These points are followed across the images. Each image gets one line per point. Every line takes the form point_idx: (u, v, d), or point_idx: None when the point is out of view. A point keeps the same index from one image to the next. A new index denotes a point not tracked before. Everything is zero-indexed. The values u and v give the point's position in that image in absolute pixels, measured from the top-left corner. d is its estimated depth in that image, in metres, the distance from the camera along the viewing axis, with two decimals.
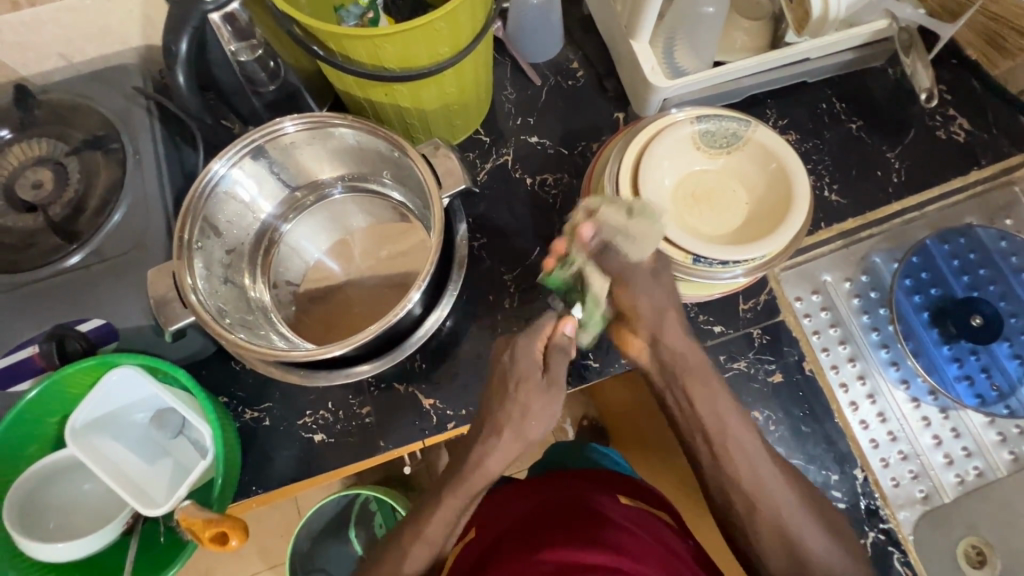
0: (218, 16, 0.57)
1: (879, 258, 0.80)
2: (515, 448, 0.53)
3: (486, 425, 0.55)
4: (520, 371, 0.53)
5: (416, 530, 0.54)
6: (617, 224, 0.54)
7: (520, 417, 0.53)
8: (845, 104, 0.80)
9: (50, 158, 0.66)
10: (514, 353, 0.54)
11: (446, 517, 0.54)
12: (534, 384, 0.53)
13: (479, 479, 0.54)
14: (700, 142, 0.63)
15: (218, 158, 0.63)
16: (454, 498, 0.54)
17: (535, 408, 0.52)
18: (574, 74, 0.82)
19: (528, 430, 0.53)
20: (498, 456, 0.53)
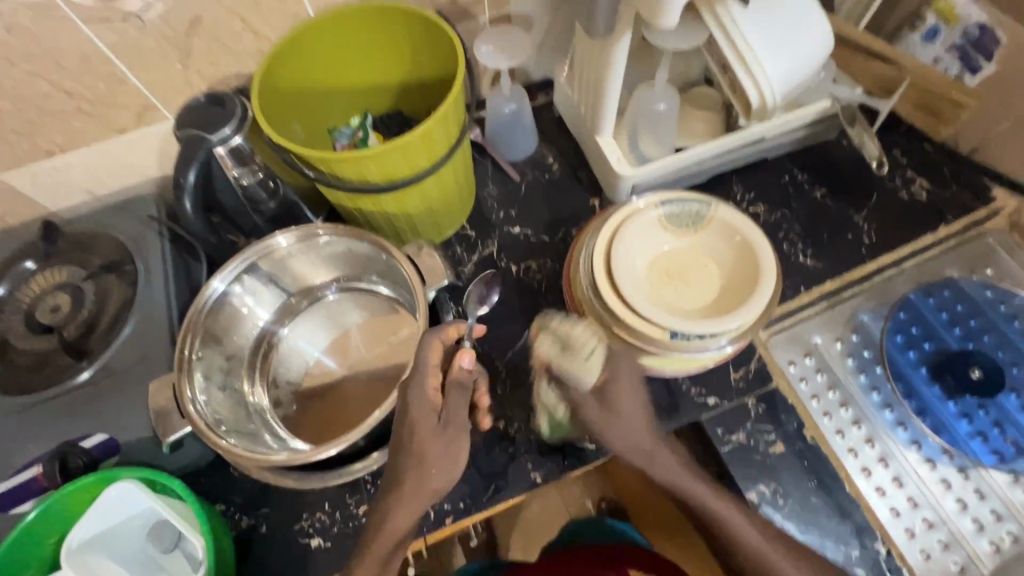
0: (223, 149, 0.65)
1: (866, 316, 0.80)
2: (418, 501, 0.56)
3: (399, 490, 0.55)
4: (416, 425, 0.56)
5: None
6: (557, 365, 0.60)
7: (425, 471, 0.55)
8: (807, 174, 0.85)
9: (69, 283, 0.71)
10: (409, 402, 0.57)
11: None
12: (430, 427, 0.56)
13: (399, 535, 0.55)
14: (666, 223, 0.67)
15: (217, 275, 0.68)
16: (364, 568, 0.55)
17: (433, 462, 0.56)
18: (550, 167, 0.89)
19: (428, 489, 0.56)
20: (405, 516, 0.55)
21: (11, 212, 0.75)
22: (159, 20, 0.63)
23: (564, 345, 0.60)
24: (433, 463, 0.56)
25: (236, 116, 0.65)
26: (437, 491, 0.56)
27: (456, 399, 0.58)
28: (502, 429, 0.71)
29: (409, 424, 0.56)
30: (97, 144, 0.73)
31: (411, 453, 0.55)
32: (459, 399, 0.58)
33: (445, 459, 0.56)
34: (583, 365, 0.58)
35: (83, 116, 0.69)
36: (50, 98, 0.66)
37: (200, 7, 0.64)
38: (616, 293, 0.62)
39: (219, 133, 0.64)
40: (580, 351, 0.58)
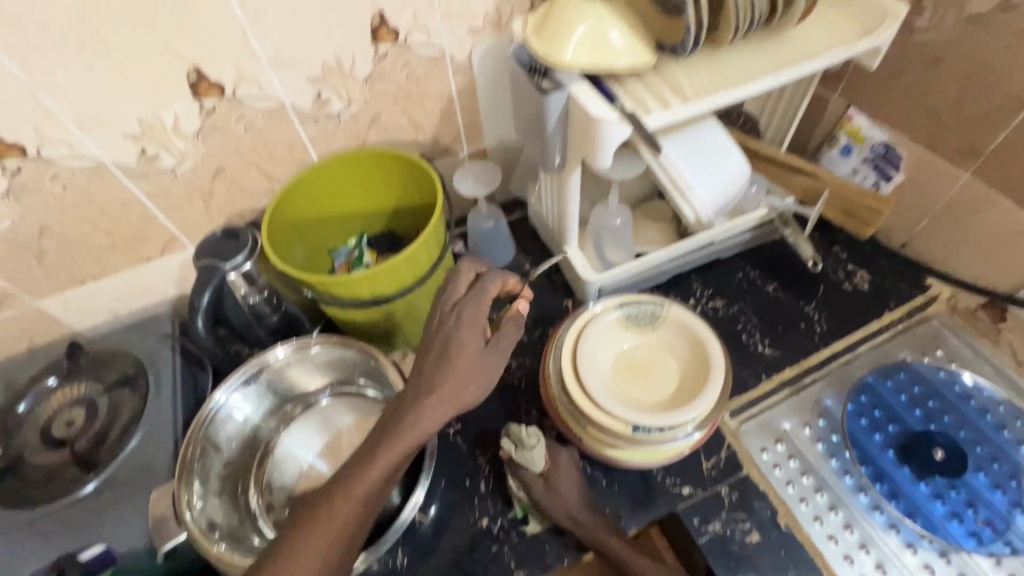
0: (235, 273, 0.75)
1: (830, 400, 0.84)
2: (445, 411, 0.58)
3: (431, 394, 0.57)
4: (464, 341, 0.61)
5: (343, 488, 0.55)
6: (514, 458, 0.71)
7: (461, 388, 0.59)
8: (758, 270, 0.95)
9: (86, 397, 0.78)
10: (462, 315, 0.63)
11: (385, 473, 0.55)
12: (474, 347, 0.61)
13: (419, 437, 0.56)
14: (626, 322, 0.74)
15: (218, 387, 0.75)
16: (378, 463, 0.55)
17: (471, 378, 0.60)
18: (526, 273, 0.99)
19: (460, 401, 0.59)
20: (434, 417, 0.57)
21: (41, 334, 0.84)
22: (188, 172, 0.76)
23: (518, 442, 0.70)
24: (462, 374, 0.59)
25: (248, 247, 0.75)
26: (465, 406, 0.59)
27: (509, 330, 0.65)
28: (486, 527, 0.74)
29: (457, 338, 0.61)
30: (125, 272, 0.83)
31: (449, 360, 0.59)
32: (511, 330, 0.65)
33: (473, 371, 0.60)
34: (533, 454, 0.69)
35: (116, 249, 0.80)
36: (90, 238, 0.77)
37: (224, 161, 0.77)
38: (584, 391, 0.68)
39: (232, 261, 0.74)
40: (529, 444, 0.69)
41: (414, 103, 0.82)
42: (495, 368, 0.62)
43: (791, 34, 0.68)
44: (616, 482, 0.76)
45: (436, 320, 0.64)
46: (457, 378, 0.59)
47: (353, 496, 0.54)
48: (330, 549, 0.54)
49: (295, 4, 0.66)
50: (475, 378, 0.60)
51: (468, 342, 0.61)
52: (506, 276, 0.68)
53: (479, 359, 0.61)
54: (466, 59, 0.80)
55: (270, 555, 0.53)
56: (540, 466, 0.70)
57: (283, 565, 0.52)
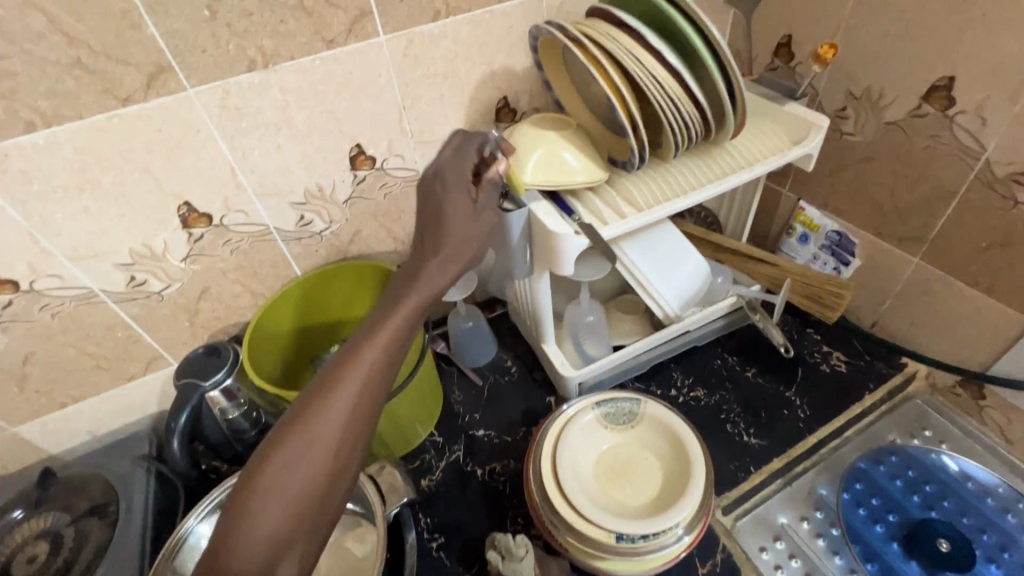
0: (216, 391, 0.76)
1: (825, 489, 0.82)
2: (448, 270, 0.58)
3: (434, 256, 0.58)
4: (452, 205, 0.60)
5: (358, 344, 0.50)
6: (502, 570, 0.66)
7: (460, 246, 0.59)
8: (736, 356, 0.96)
9: (52, 529, 0.75)
10: (447, 178, 0.61)
11: (401, 328, 0.52)
12: (464, 207, 0.61)
13: (430, 289, 0.56)
14: (605, 421, 0.74)
15: (192, 513, 0.70)
16: (390, 322, 0.52)
17: (464, 234, 0.59)
18: (508, 369, 1.00)
19: (458, 260, 0.58)
20: (445, 273, 0.57)
21: (15, 461, 0.82)
22: (176, 293, 0.79)
23: (508, 555, 0.66)
24: (459, 235, 0.59)
25: (228, 362, 0.76)
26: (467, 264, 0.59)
27: (491, 189, 0.65)
28: None
29: (446, 204, 0.60)
30: (106, 392, 0.83)
31: (443, 225, 0.59)
32: (491, 190, 0.65)
33: (468, 225, 0.60)
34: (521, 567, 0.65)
35: (99, 371, 0.81)
36: (74, 361, 0.78)
37: (210, 281, 0.80)
38: (575, 509, 0.65)
39: (212, 378, 0.75)
40: (519, 557, 0.65)
41: (392, 217, 0.88)
42: (490, 227, 0.62)
43: (731, 145, 0.76)
44: None
45: (423, 193, 0.62)
46: (456, 237, 0.59)
47: (370, 354, 0.49)
48: (353, 416, 0.47)
49: (279, 142, 0.72)
50: (472, 239, 0.60)
51: (459, 204, 0.60)
52: (488, 138, 0.67)
53: (474, 218, 0.61)
54: None
55: (282, 428, 0.46)
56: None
57: (301, 437, 0.45)
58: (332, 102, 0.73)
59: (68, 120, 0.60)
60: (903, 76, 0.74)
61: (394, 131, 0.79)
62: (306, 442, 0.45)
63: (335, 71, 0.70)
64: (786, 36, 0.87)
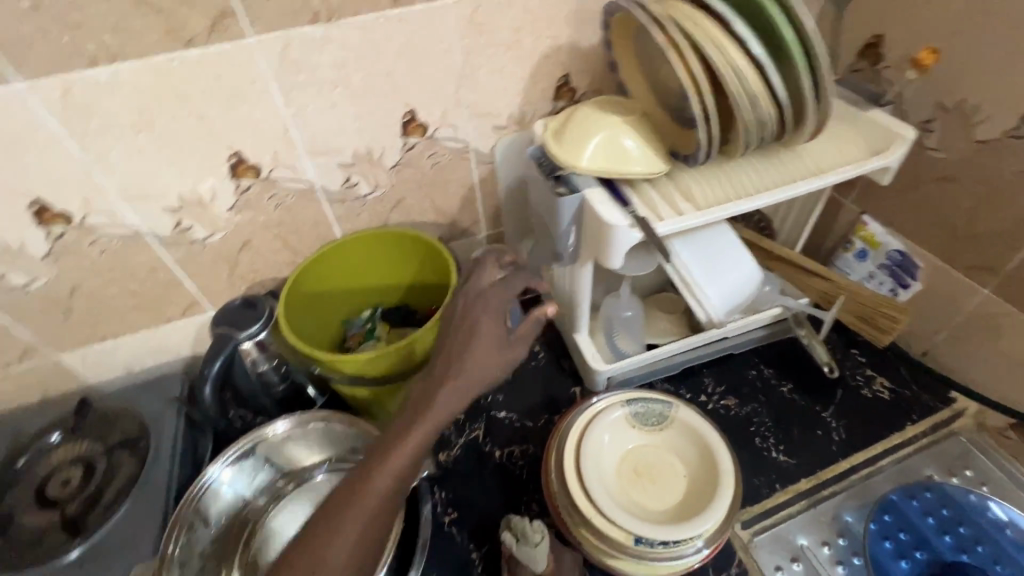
0: (250, 343, 0.77)
1: (850, 516, 0.79)
2: (462, 397, 0.58)
3: (451, 377, 0.58)
4: (476, 333, 0.62)
5: (377, 461, 0.55)
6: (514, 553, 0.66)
7: (477, 371, 0.59)
8: (772, 368, 0.92)
9: (86, 456, 0.78)
10: (484, 304, 0.65)
11: (411, 453, 0.55)
12: (489, 334, 0.62)
13: (438, 415, 0.56)
14: (633, 421, 0.72)
15: (215, 461, 0.73)
16: (405, 442, 0.55)
17: (485, 361, 0.60)
18: (536, 355, 0.98)
19: (475, 387, 0.59)
20: (455, 401, 0.57)
21: (55, 387, 0.85)
22: (218, 242, 0.80)
23: (524, 540, 0.64)
24: (483, 361, 0.60)
25: (263, 316, 0.77)
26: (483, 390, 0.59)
27: (529, 327, 0.64)
28: None
29: (471, 332, 0.62)
30: (145, 332, 0.86)
31: (464, 352, 0.60)
32: (530, 327, 0.64)
33: (495, 357, 0.61)
34: (536, 553, 0.64)
35: (138, 310, 0.83)
36: (116, 297, 0.80)
37: (251, 233, 0.81)
38: (592, 504, 0.64)
39: (247, 331, 0.76)
40: (534, 542, 0.64)
41: (437, 187, 0.86)
42: (514, 361, 0.62)
43: (801, 149, 0.71)
44: None
45: (458, 314, 0.65)
46: (480, 365, 0.60)
47: (386, 474, 0.54)
48: (365, 532, 0.52)
49: (333, 99, 0.71)
50: (491, 369, 0.60)
51: (489, 332, 0.62)
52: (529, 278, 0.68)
53: (500, 347, 0.62)
54: (489, 152, 0.85)
55: (312, 529, 0.53)
56: (541, 568, 0.64)
57: (322, 547, 0.51)
58: (390, 65, 0.71)
59: (130, 57, 0.60)
60: (1005, 92, 0.68)
61: (449, 100, 0.77)
62: (327, 547, 0.51)
63: (397, 31, 0.68)
64: (876, 36, 0.80)
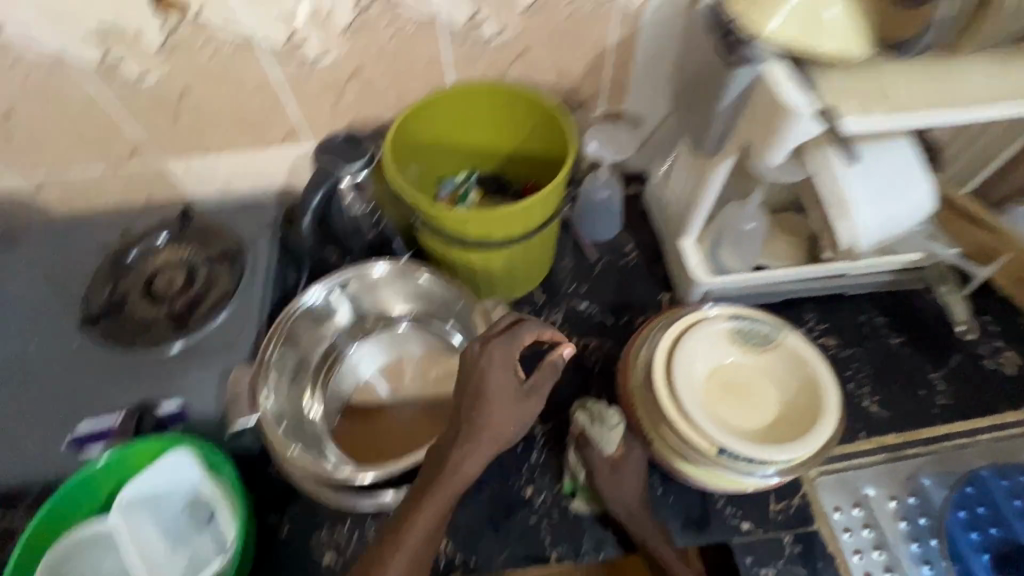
0: (347, 182, 0.74)
1: (928, 480, 0.75)
2: (490, 449, 0.58)
3: (475, 439, 0.57)
4: (493, 391, 0.58)
5: (403, 527, 0.56)
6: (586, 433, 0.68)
7: (498, 426, 0.58)
8: (886, 317, 0.84)
9: (188, 262, 0.81)
10: (493, 359, 0.59)
11: (438, 508, 0.56)
12: (509, 388, 0.59)
13: (460, 477, 0.57)
14: (734, 337, 0.68)
15: (317, 283, 0.75)
16: (432, 499, 0.56)
17: (506, 420, 0.58)
18: (627, 254, 0.93)
19: (501, 439, 0.58)
20: (479, 459, 0.57)
21: (158, 192, 0.87)
22: (329, 67, 0.74)
23: (599, 421, 0.67)
24: (505, 415, 0.58)
25: (366, 155, 0.74)
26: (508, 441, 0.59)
27: (547, 375, 0.62)
28: (528, 499, 0.72)
29: (486, 393, 0.58)
30: (245, 155, 0.85)
31: (481, 410, 0.57)
32: (547, 373, 0.62)
33: (517, 407, 0.59)
34: (609, 435, 0.66)
35: (242, 128, 0.80)
36: (222, 109, 0.77)
37: (364, 61, 0.74)
38: (678, 409, 0.62)
39: (349, 167, 0.73)
40: (609, 424, 0.66)
41: (567, 45, 0.76)
42: (533, 413, 0.61)
43: None
44: (672, 494, 0.71)
45: (466, 365, 0.60)
46: (504, 419, 0.58)
47: (418, 529, 0.56)
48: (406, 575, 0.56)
49: None
50: (511, 423, 0.59)
51: (508, 382, 0.59)
52: (542, 328, 0.64)
53: (516, 405, 0.59)
54: (637, 9, 0.73)
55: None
56: (610, 450, 0.67)
57: None
58: None
59: None
60: None
61: None
62: None
63: None
64: None
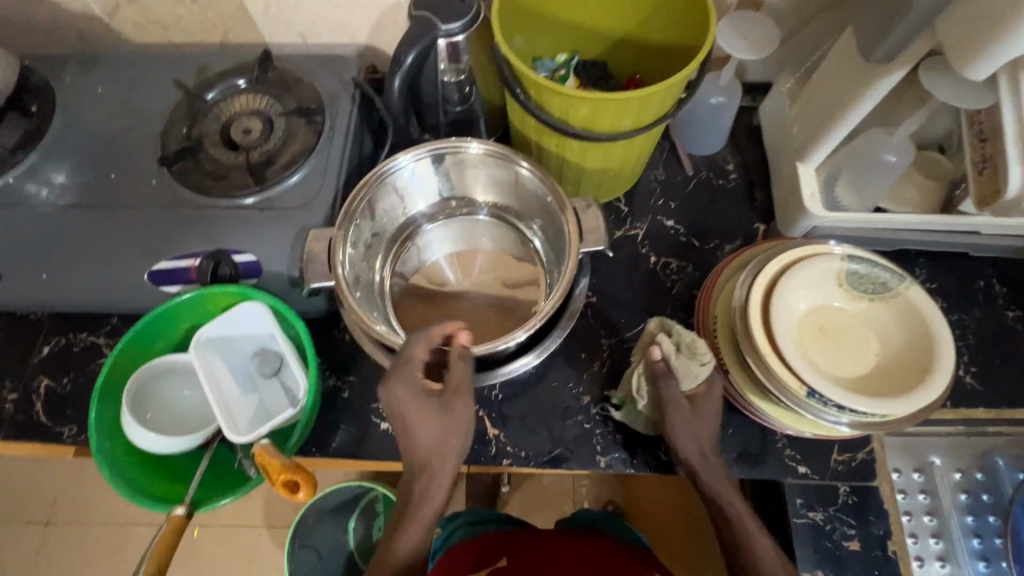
0: (445, 42, 0.66)
1: (1003, 461, 0.72)
2: (449, 473, 0.57)
3: (426, 470, 0.57)
4: (421, 426, 0.56)
5: (387, 555, 0.56)
6: (669, 362, 0.58)
7: (433, 448, 0.56)
8: (1005, 288, 0.76)
9: (265, 112, 0.77)
10: (401, 399, 0.56)
11: (418, 529, 0.56)
12: (432, 411, 0.56)
13: (429, 508, 0.57)
14: (846, 279, 0.61)
15: (405, 152, 0.69)
16: (411, 523, 0.56)
17: (442, 435, 0.56)
18: (726, 174, 0.84)
19: (452, 456, 0.57)
20: (438, 484, 0.57)
21: (238, 31, 0.81)
22: None
23: (688, 353, 0.57)
24: (435, 436, 0.56)
25: (468, 16, 0.65)
26: (462, 452, 0.58)
27: (462, 367, 0.58)
28: (584, 405, 0.71)
29: (415, 437, 0.56)
30: None
31: (417, 445, 0.56)
32: (460, 367, 0.58)
33: (442, 416, 0.57)
34: (696, 371, 0.57)
35: None
36: None
37: None
38: (771, 342, 0.58)
39: (448, 26, 0.64)
40: (699, 360, 0.57)
41: None
42: (469, 410, 0.58)
43: None
44: (732, 427, 0.68)
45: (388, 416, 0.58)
46: (437, 441, 0.56)
47: (403, 556, 0.56)
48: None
49: None
50: (450, 435, 0.57)
51: (422, 408, 0.56)
52: (430, 332, 0.58)
53: (444, 419, 0.57)
54: None
55: None
56: (688, 387, 0.58)
57: None
58: None
59: None
60: None
61: None
62: None
63: None
64: None
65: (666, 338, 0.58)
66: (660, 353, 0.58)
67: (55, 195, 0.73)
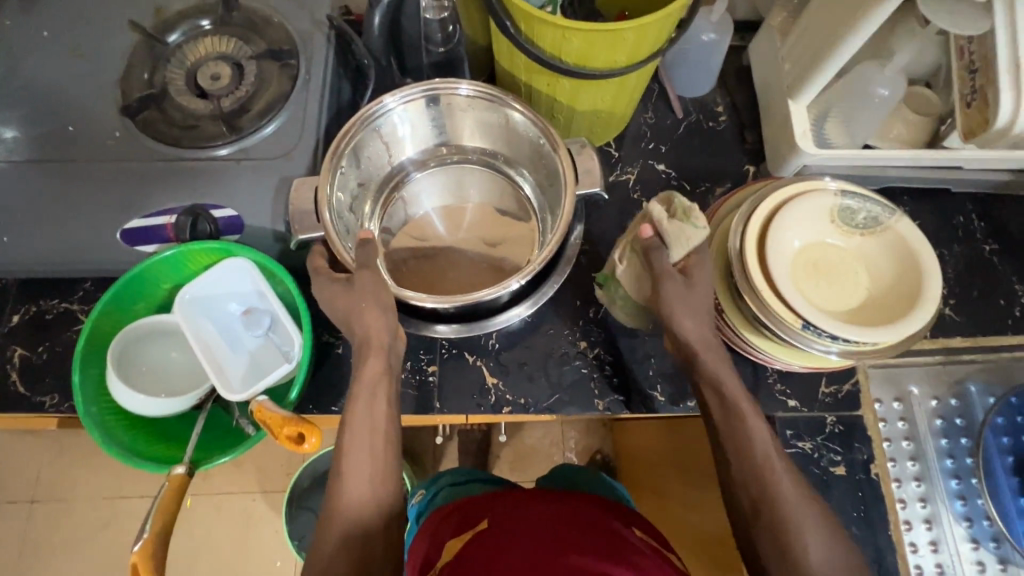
0: None
1: (975, 387, 0.76)
2: (384, 333, 0.56)
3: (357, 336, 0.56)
4: (339, 302, 0.58)
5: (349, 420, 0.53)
6: (662, 233, 0.55)
7: (356, 317, 0.56)
8: (983, 223, 0.78)
9: (233, 56, 0.71)
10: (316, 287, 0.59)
11: (369, 385, 0.54)
12: (341, 291, 0.58)
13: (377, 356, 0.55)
14: (838, 215, 0.62)
15: (394, 93, 0.65)
16: (364, 379, 0.55)
17: (360, 308, 0.56)
18: (716, 116, 0.83)
19: (378, 322, 0.56)
20: (366, 338, 0.56)
21: None
22: None
23: (682, 218, 0.55)
24: (350, 307, 0.57)
25: None
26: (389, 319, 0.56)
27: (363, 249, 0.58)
28: (580, 350, 0.71)
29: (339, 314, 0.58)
30: None
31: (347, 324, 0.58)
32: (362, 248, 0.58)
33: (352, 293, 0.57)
34: (690, 235, 0.55)
35: None
36: None
37: None
38: (767, 280, 0.59)
39: None
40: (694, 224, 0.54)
41: None
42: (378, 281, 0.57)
43: None
44: None
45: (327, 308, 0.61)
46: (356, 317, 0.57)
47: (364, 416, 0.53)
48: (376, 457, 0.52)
49: None
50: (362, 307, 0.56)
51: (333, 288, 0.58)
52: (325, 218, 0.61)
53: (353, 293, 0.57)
54: None
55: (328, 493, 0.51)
56: (682, 255, 0.56)
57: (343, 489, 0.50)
58: None
59: None
60: None
61: None
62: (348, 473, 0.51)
63: None
64: None
65: (659, 206, 0.56)
66: (654, 226, 0.56)
67: (5, 152, 0.67)
